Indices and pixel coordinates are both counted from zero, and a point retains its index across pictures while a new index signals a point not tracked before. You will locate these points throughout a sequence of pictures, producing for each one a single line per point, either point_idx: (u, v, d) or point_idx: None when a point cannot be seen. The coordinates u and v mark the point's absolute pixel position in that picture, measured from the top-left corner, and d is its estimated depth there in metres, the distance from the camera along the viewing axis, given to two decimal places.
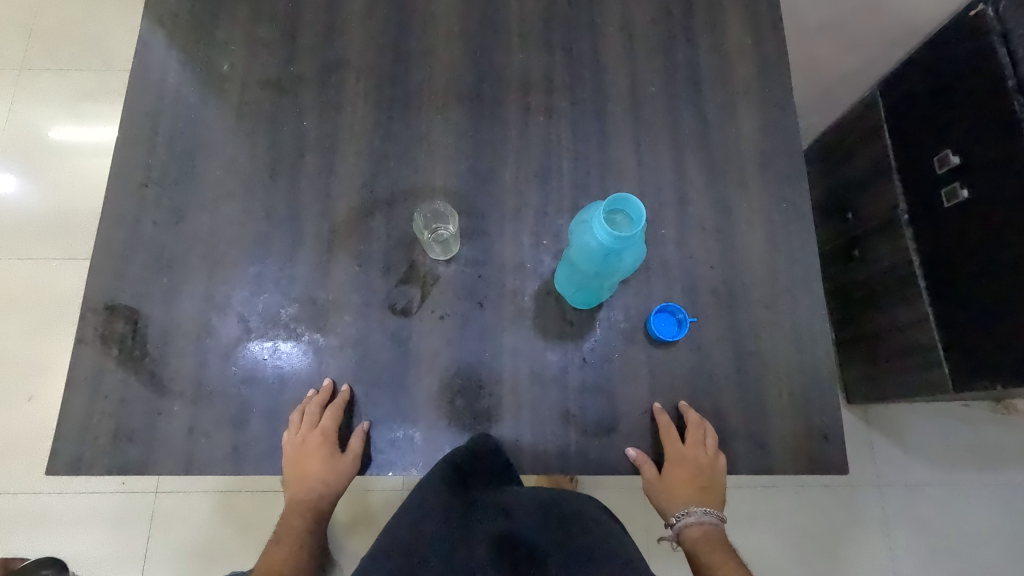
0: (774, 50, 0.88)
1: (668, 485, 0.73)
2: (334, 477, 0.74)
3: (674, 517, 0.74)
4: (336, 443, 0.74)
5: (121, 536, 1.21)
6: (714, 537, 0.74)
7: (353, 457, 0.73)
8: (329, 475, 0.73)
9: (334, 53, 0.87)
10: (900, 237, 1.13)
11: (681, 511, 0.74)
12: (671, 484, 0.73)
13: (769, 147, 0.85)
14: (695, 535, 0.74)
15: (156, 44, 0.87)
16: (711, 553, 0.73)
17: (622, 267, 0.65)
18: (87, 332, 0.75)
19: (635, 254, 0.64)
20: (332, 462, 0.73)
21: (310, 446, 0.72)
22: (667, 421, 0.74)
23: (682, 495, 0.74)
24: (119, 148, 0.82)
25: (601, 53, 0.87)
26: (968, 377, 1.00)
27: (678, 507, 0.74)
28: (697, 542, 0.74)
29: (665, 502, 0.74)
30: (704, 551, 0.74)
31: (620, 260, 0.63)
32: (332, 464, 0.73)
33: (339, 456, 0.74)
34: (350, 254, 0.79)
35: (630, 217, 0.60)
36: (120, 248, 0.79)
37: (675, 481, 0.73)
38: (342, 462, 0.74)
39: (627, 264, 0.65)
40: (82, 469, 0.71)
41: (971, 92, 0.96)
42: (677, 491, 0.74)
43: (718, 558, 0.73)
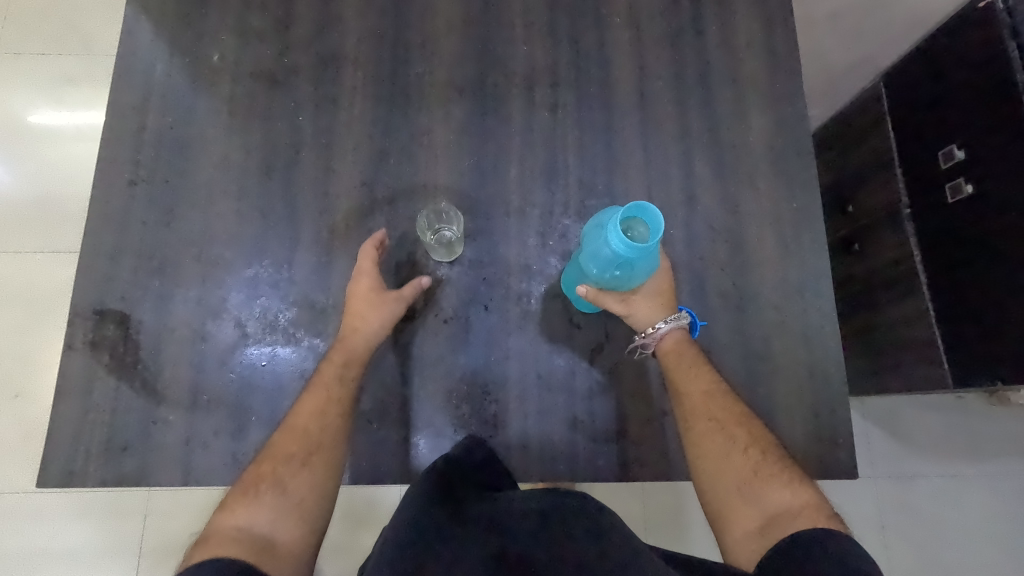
0: (785, 42, 0.86)
1: (653, 295, 0.70)
2: (371, 312, 0.70)
3: (662, 322, 0.70)
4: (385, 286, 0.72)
5: (116, 537, 1.18)
6: (683, 343, 0.71)
7: (396, 297, 0.71)
8: (366, 312, 0.70)
9: (330, 43, 0.83)
10: (902, 231, 1.12)
11: (662, 321, 0.70)
12: (661, 297, 0.71)
13: (780, 145, 0.83)
14: (669, 346, 0.71)
15: (141, 32, 0.83)
16: (681, 353, 0.71)
17: (640, 276, 0.63)
18: (76, 338, 0.72)
19: (652, 263, 0.62)
20: (373, 298, 0.71)
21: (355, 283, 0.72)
22: None
23: (667, 302, 0.71)
24: (105, 143, 0.78)
25: (607, 45, 0.85)
26: (969, 374, 1.00)
27: (658, 318, 0.71)
28: (670, 344, 0.71)
29: (650, 316, 0.71)
30: (678, 352, 0.71)
31: (638, 270, 0.61)
32: (372, 301, 0.70)
33: (382, 293, 0.71)
34: (350, 254, 0.76)
35: (649, 228, 0.58)
36: (109, 249, 0.75)
37: (663, 292, 0.71)
38: (384, 301, 0.71)
39: (644, 274, 0.63)
40: (74, 482, 0.69)
41: (978, 85, 0.95)
42: (662, 303, 0.71)
43: (689, 358, 0.71)
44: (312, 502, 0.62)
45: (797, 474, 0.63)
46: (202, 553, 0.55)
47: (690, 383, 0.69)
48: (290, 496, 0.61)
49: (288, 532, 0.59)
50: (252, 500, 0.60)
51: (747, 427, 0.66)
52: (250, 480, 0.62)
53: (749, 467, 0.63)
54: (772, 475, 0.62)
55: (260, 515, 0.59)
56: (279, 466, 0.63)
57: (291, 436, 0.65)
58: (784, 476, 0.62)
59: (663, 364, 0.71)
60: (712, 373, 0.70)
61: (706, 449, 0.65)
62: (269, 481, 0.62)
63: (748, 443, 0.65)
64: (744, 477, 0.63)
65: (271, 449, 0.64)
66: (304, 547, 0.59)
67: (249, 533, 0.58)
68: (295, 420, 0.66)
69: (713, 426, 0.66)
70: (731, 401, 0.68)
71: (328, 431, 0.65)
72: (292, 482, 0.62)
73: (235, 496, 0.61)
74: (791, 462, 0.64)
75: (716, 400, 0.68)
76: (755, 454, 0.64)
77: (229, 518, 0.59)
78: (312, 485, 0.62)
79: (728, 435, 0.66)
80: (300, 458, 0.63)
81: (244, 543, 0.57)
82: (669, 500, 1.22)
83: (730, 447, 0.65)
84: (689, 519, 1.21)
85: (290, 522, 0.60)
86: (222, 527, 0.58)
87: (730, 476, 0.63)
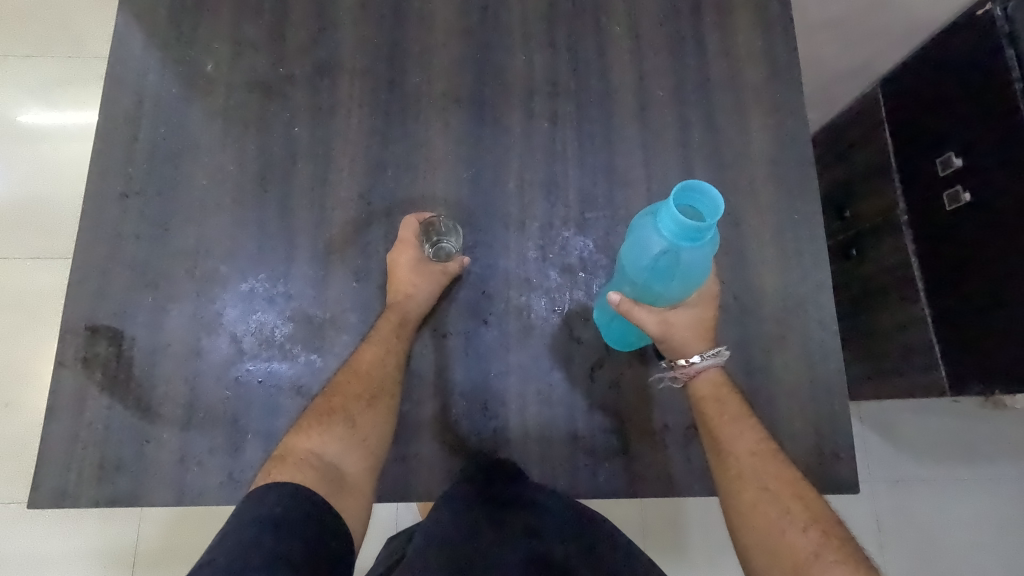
0: (785, 51, 0.85)
1: (697, 323, 0.68)
2: (421, 282, 0.72)
3: (700, 357, 0.68)
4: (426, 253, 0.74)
5: (111, 550, 1.16)
6: (724, 385, 0.70)
7: (440, 268, 0.73)
8: (414, 278, 0.72)
9: (326, 52, 0.82)
10: (899, 238, 1.12)
11: (706, 351, 0.69)
12: (705, 323, 0.69)
13: (781, 155, 0.82)
14: (705, 386, 0.70)
15: (133, 41, 0.82)
16: (724, 402, 0.69)
17: (694, 276, 0.60)
18: (67, 355, 0.71)
19: (708, 261, 0.59)
20: (418, 265, 0.72)
21: (398, 251, 0.73)
22: None
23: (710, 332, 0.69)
24: (96, 155, 0.77)
25: (607, 55, 0.84)
26: (967, 382, 1.00)
27: (702, 348, 0.69)
28: (710, 387, 0.70)
29: (694, 340, 0.68)
30: (718, 401, 0.69)
31: (694, 266, 0.58)
32: (419, 268, 0.72)
33: (427, 261, 0.73)
34: (347, 268, 0.75)
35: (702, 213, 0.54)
36: (101, 263, 0.74)
37: (710, 319, 0.69)
38: (428, 269, 0.73)
39: (699, 275, 0.60)
40: (66, 502, 0.68)
41: (975, 93, 0.94)
42: (707, 333, 0.69)
43: (735, 410, 0.69)
44: (375, 439, 0.68)
45: (862, 560, 0.59)
46: (280, 472, 0.62)
47: (737, 442, 0.67)
48: (357, 432, 0.67)
49: (354, 464, 0.66)
50: (325, 428, 0.67)
51: (806, 502, 0.63)
52: (322, 410, 0.68)
53: (810, 548, 0.60)
54: (834, 561, 0.59)
55: (330, 445, 0.66)
56: (348, 402, 0.68)
57: (356, 378, 0.69)
58: (846, 559, 0.59)
59: (701, 412, 0.69)
60: (762, 434, 0.68)
61: (756, 520, 0.63)
62: (339, 414, 0.67)
63: (807, 521, 0.62)
64: (802, 559, 0.60)
65: (339, 385, 0.69)
66: (367, 478, 0.66)
67: (321, 460, 0.65)
68: (360, 361, 0.70)
69: (765, 495, 0.64)
70: (785, 469, 0.66)
71: (388, 377, 0.70)
72: (360, 419, 0.68)
73: (307, 421, 0.67)
74: (857, 547, 0.61)
75: (766, 464, 0.66)
76: (814, 534, 0.61)
77: (304, 441, 0.66)
78: (376, 425, 0.68)
79: (782, 506, 0.63)
80: (366, 399, 0.68)
81: (317, 469, 0.64)
82: (668, 508, 1.21)
83: (785, 521, 0.62)
84: (689, 527, 1.21)
85: (355, 456, 0.66)
86: (298, 447, 0.65)
87: (786, 553, 0.61)
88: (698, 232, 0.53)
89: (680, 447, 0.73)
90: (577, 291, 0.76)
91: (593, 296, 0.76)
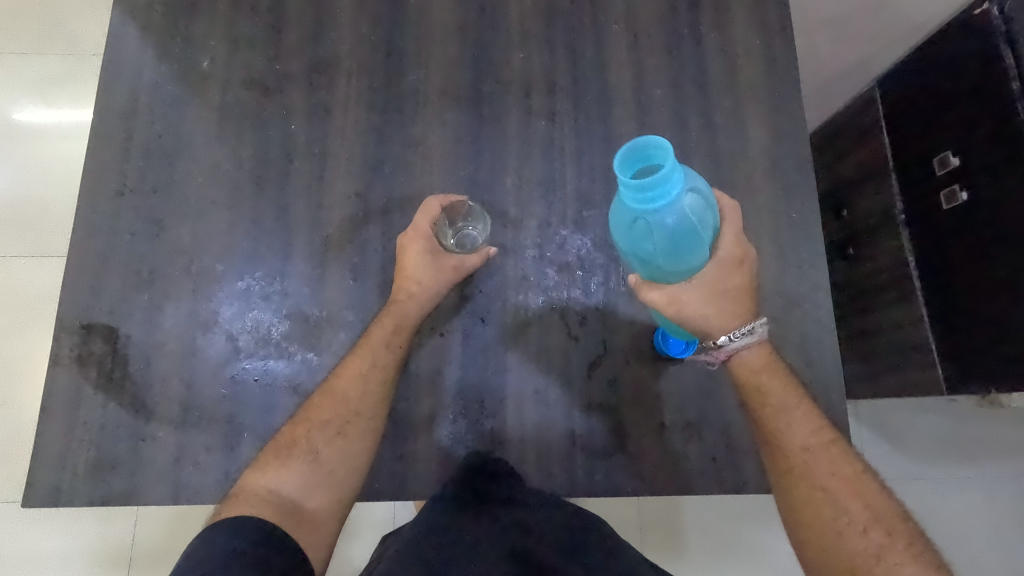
0: (783, 49, 0.85)
1: (714, 295, 0.65)
2: (427, 278, 0.72)
3: (727, 337, 0.65)
4: (438, 244, 0.73)
5: (107, 549, 1.16)
6: (770, 366, 0.68)
7: (453, 263, 0.73)
8: (426, 272, 0.72)
9: (323, 49, 0.82)
10: (895, 237, 1.12)
11: (744, 327, 0.66)
12: (728, 296, 0.66)
13: (778, 153, 0.82)
14: (748, 369, 0.68)
15: (129, 38, 0.81)
16: (771, 389, 0.67)
17: (690, 233, 0.58)
18: (62, 353, 0.71)
19: (696, 205, 0.57)
20: (429, 258, 0.72)
21: (410, 239, 0.73)
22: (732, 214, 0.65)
23: (744, 306, 0.67)
24: (91, 152, 0.77)
25: (605, 53, 0.84)
26: (963, 381, 1.00)
27: (738, 325, 0.66)
28: (759, 373, 0.67)
29: (717, 316, 0.66)
30: (758, 389, 0.67)
31: (684, 220, 0.56)
32: (429, 261, 0.72)
33: (440, 255, 0.73)
34: (344, 266, 0.75)
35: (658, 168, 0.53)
36: (96, 260, 0.74)
37: (734, 293, 0.66)
38: (440, 263, 0.72)
39: (694, 226, 0.58)
40: (61, 501, 0.67)
41: (973, 92, 0.94)
42: (735, 307, 0.66)
43: (790, 400, 0.67)
44: (341, 470, 0.67)
45: (925, 553, 0.60)
46: (231, 508, 0.63)
47: (791, 434, 0.66)
48: (321, 464, 0.67)
49: (315, 497, 0.66)
50: (284, 462, 0.67)
51: (867, 498, 0.64)
52: (284, 442, 0.68)
53: (870, 549, 0.61)
54: (897, 562, 0.60)
55: (290, 479, 0.66)
56: (313, 431, 0.68)
57: (329, 402, 0.69)
58: (909, 554, 0.60)
59: (747, 400, 0.68)
60: (820, 428, 0.66)
61: (814, 519, 0.64)
62: (301, 447, 0.67)
63: (868, 520, 0.62)
64: (864, 557, 0.61)
65: (309, 411, 0.69)
66: (330, 511, 0.66)
67: (277, 494, 0.65)
68: (335, 384, 0.69)
69: (823, 494, 0.64)
70: (846, 463, 0.65)
71: (365, 401, 0.69)
72: (323, 450, 0.67)
73: (269, 454, 0.67)
74: (921, 538, 0.62)
75: (824, 462, 0.65)
76: (875, 534, 0.62)
77: (261, 477, 0.66)
78: (343, 455, 0.68)
79: (840, 505, 0.63)
80: (334, 427, 0.68)
81: (273, 505, 0.64)
82: (665, 506, 1.21)
83: (845, 521, 0.63)
84: (686, 525, 1.21)
85: (317, 489, 0.66)
86: (256, 483, 0.65)
87: (844, 555, 0.62)
88: (664, 181, 0.51)
89: (678, 445, 0.73)
90: (575, 290, 0.76)
91: (591, 294, 0.76)
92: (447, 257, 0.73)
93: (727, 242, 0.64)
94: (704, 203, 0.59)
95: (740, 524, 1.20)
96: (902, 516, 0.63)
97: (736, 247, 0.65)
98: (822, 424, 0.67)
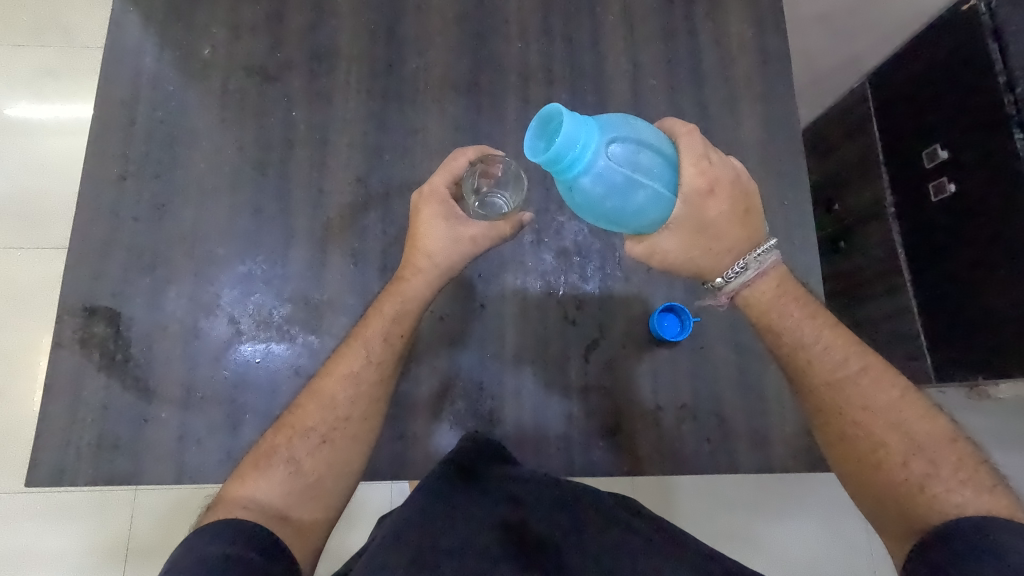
0: (776, 41, 0.87)
1: (690, 228, 0.56)
2: (437, 252, 0.66)
3: (723, 278, 0.59)
4: (456, 207, 0.67)
5: (102, 542, 1.16)
6: (788, 293, 0.59)
7: (473, 234, 0.66)
8: (440, 243, 0.66)
9: (323, 38, 0.83)
10: (886, 230, 1.14)
11: (737, 263, 0.58)
12: (708, 232, 0.56)
13: (771, 143, 0.84)
14: (763, 301, 0.59)
15: (130, 26, 0.82)
16: (789, 311, 0.59)
17: (644, 184, 0.51)
18: (65, 335, 0.71)
19: (631, 153, 0.50)
20: (444, 225, 0.66)
21: (424, 200, 0.67)
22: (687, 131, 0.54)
23: (728, 240, 0.57)
24: (93, 137, 0.77)
25: (601, 43, 0.85)
26: (951, 368, 1.02)
27: (730, 262, 0.58)
28: (770, 310, 0.59)
29: (704, 257, 0.58)
30: (778, 315, 0.59)
31: (627, 173, 0.50)
32: (444, 230, 0.66)
33: (458, 222, 0.66)
34: (344, 251, 0.76)
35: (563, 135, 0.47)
36: (98, 244, 0.74)
37: (720, 226, 0.56)
38: (456, 232, 0.66)
39: (645, 176, 0.51)
40: (64, 481, 0.68)
41: (961, 85, 0.96)
42: (716, 243, 0.57)
43: (810, 326, 0.58)
44: (329, 481, 0.60)
45: (982, 473, 0.50)
46: (210, 518, 0.56)
47: (820, 360, 0.58)
48: (303, 475, 0.59)
49: (303, 507, 0.58)
50: (262, 473, 0.59)
51: (905, 423, 0.54)
52: (263, 451, 0.61)
53: (912, 479, 0.51)
54: (945, 490, 0.50)
55: (271, 489, 0.58)
56: (294, 440, 0.61)
57: (315, 404, 0.63)
58: (960, 479, 0.50)
59: (761, 321, 0.60)
60: (848, 356, 0.57)
61: (849, 455, 0.55)
62: (281, 456, 0.60)
63: (909, 448, 0.53)
64: (903, 486, 0.52)
65: (291, 417, 0.63)
66: (319, 524, 0.59)
67: (259, 506, 0.57)
68: (321, 385, 0.64)
69: (867, 418, 0.55)
70: (880, 389, 0.56)
71: (356, 405, 0.63)
72: (307, 459, 0.60)
73: (246, 465, 0.60)
74: (979, 458, 0.51)
75: (853, 393, 0.56)
76: (917, 464, 0.52)
77: (240, 487, 0.58)
78: (330, 463, 0.61)
79: (874, 435, 0.54)
80: (319, 434, 0.61)
81: (255, 513, 0.56)
82: (659, 490, 1.22)
83: (883, 452, 0.53)
84: (679, 508, 1.22)
85: (303, 499, 0.59)
86: (233, 495, 0.58)
87: (883, 485, 0.53)
88: (572, 143, 0.46)
89: (672, 426, 0.75)
90: (571, 274, 0.78)
91: (587, 279, 0.78)
92: (466, 225, 0.66)
93: (688, 174, 0.54)
94: (644, 147, 0.52)
95: (738, 512, 1.22)
96: (955, 437, 0.53)
97: (701, 176, 0.54)
98: (849, 352, 0.57)
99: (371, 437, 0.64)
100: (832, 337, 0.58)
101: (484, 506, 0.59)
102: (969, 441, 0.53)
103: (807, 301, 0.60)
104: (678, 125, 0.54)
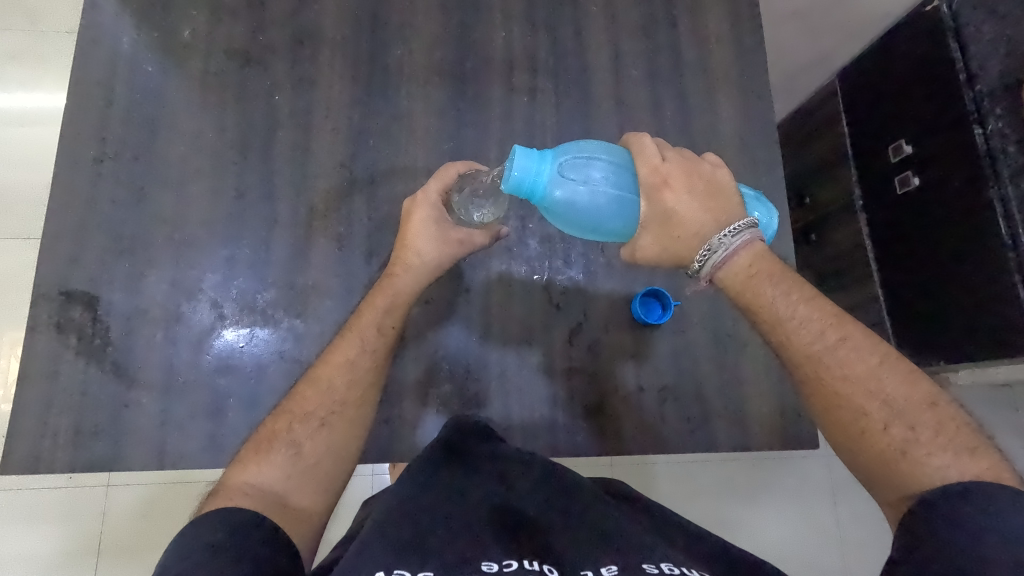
0: (751, 35, 0.90)
1: (657, 220, 0.59)
2: (428, 247, 0.68)
3: (699, 263, 0.59)
4: (447, 215, 0.70)
5: (75, 540, 1.13)
6: (767, 271, 0.58)
7: (460, 237, 0.70)
8: (429, 244, 0.68)
9: (306, 22, 0.82)
10: (854, 222, 1.18)
11: (705, 246, 0.58)
12: (674, 220, 0.59)
13: (747, 133, 0.86)
14: (741, 277, 0.58)
15: (106, 7, 0.80)
16: (777, 284, 0.58)
17: (605, 191, 0.62)
18: (39, 320, 0.70)
19: (584, 169, 0.63)
20: (434, 230, 0.68)
21: (416, 205, 0.69)
22: (640, 139, 0.61)
23: (694, 223, 0.58)
24: (67, 119, 0.75)
25: (583, 34, 0.87)
26: (920, 353, 1.07)
27: (698, 246, 0.59)
28: (746, 290, 0.58)
29: (678, 246, 0.59)
30: (753, 294, 0.58)
31: (586, 186, 0.62)
32: (433, 233, 0.68)
33: (447, 226, 0.69)
34: (329, 236, 0.76)
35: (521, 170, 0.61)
36: (74, 228, 0.73)
37: (684, 215, 0.58)
38: (445, 236, 0.69)
39: (605, 185, 0.63)
40: (40, 469, 0.66)
41: (925, 83, 1.00)
42: (684, 229, 0.59)
43: (787, 303, 0.58)
44: (328, 464, 0.60)
45: (964, 435, 0.53)
46: (212, 505, 0.54)
47: (801, 333, 0.57)
48: (304, 457, 0.59)
49: (302, 493, 0.57)
50: (264, 457, 0.58)
51: (885, 392, 0.55)
52: (264, 436, 0.60)
53: (897, 445, 0.53)
54: (926, 454, 0.52)
55: (271, 474, 0.57)
56: (295, 423, 0.60)
57: (315, 390, 0.62)
58: (939, 443, 0.52)
59: (737, 297, 0.59)
60: (825, 329, 0.57)
61: (833, 424, 0.57)
62: (282, 440, 0.59)
63: (888, 414, 0.54)
64: (888, 454, 0.54)
65: (290, 402, 0.62)
66: (317, 509, 0.58)
67: (260, 490, 0.56)
68: (319, 372, 0.64)
69: (851, 387, 0.56)
70: (859, 357, 0.56)
71: (352, 390, 0.63)
72: (308, 442, 0.60)
73: (248, 450, 0.59)
74: (961, 419, 0.54)
75: (832, 365, 0.56)
76: (898, 430, 0.54)
77: (241, 474, 0.57)
78: (330, 447, 0.60)
79: (854, 405, 0.55)
80: (318, 417, 0.61)
81: (255, 499, 0.55)
82: (636, 472, 1.25)
83: (864, 422, 0.55)
84: (655, 488, 1.24)
85: (303, 483, 0.58)
86: (236, 482, 0.56)
87: (871, 453, 0.55)
88: (525, 173, 0.61)
89: (653, 406, 0.77)
90: (556, 260, 0.79)
91: (571, 265, 0.80)
92: (453, 229, 0.69)
93: (644, 172, 0.60)
94: (604, 165, 0.64)
95: (720, 500, 1.26)
96: (935, 400, 0.55)
97: (654, 172, 0.59)
98: (827, 324, 0.57)
99: (366, 422, 0.64)
100: (809, 311, 0.58)
101: (484, 487, 0.59)
102: (949, 404, 0.55)
103: (785, 276, 0.58)
104: (630, 137, 0.62)
